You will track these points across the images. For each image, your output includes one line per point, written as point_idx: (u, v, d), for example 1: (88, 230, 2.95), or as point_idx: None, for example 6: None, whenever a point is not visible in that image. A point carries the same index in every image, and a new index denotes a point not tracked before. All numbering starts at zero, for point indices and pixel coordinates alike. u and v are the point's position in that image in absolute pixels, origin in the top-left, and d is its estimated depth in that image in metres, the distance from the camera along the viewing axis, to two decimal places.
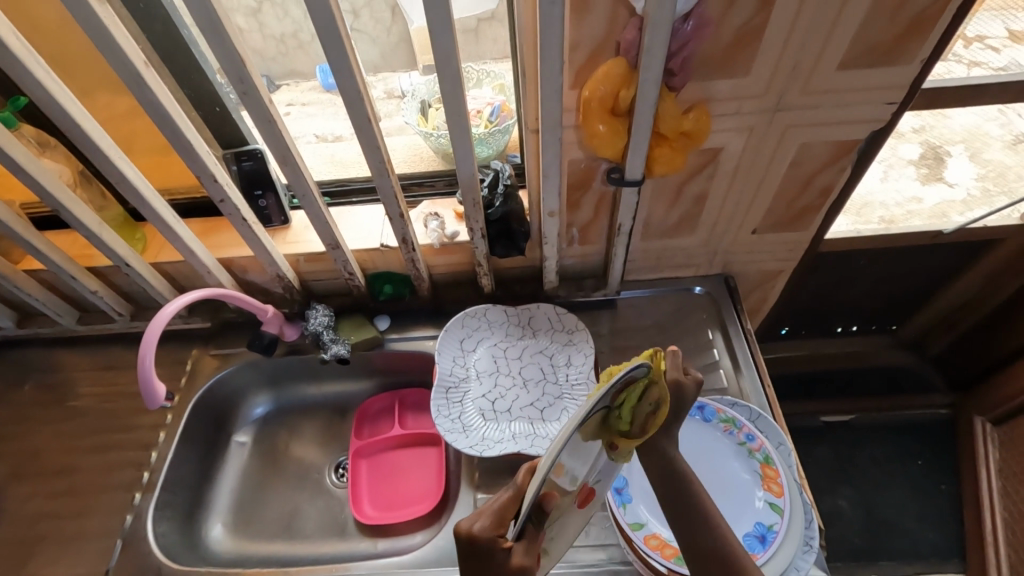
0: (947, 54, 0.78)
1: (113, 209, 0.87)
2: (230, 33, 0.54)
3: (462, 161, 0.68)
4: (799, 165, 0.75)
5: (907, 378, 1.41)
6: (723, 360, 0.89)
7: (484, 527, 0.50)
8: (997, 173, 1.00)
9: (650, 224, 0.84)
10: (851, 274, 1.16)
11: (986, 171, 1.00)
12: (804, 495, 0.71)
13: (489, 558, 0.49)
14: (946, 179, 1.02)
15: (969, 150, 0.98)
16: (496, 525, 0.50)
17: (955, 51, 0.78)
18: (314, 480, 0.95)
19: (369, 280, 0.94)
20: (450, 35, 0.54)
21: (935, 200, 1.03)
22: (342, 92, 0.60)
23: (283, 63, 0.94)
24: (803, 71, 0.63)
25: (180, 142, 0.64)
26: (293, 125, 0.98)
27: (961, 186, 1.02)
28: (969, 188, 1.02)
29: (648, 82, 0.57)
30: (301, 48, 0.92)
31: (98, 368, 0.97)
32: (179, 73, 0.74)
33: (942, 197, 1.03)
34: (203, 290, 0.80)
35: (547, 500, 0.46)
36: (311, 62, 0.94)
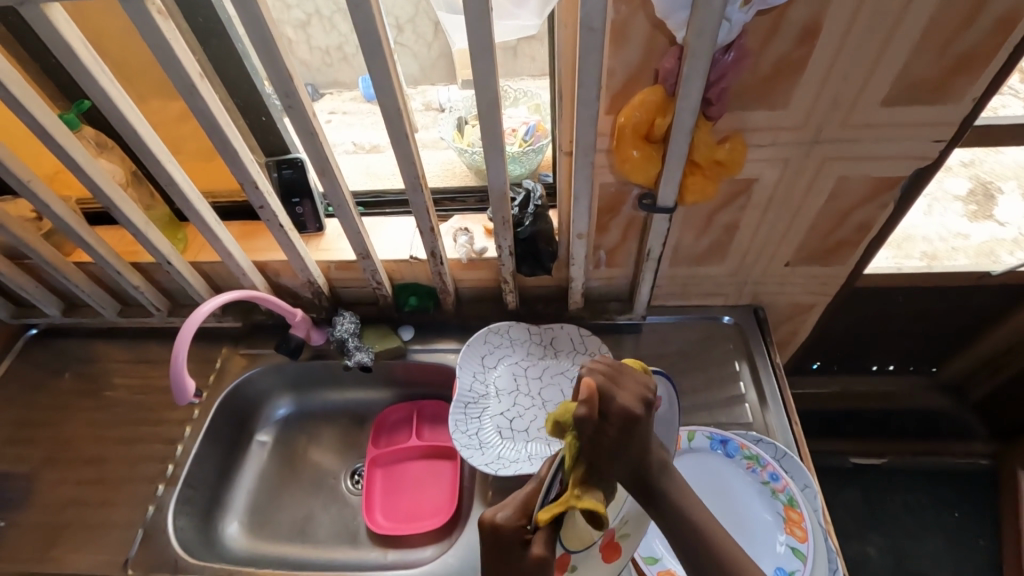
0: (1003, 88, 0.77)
1: (159, 209, 0.92)
2: (280, 51, 0.56)
3: (495, 179, 0.69)
4: (837, 199, 0.74)
5: (945, 423, 1.34)
6: (748, 394, 0.86)
7: (507, 517, 0.43)
8: None
9: (679, 250, 0.83)
10: (890, 311, 1.12)
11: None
12: (828, 540, 0.69)
13: (509, 550, 0.42)
14: (997, 218, 1.00)
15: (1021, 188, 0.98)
16: (520, 514, 0.44)
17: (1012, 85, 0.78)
18: (329, 486, 0.96)
19: (395, 291, 0.96)
20: (490, 59, 0.55)
21: (982, 237, 1.00)
22: (382, 109, 0.62)
23: (328, 74, 0.99)
24: (845, 106, 0.62)
25: (226, 150, 0.66)
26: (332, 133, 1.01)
27: (1013, 226, 0.99)
28: (1021, 228, 0.99)
29: (684, 111, 0.57)
30: (345, 60, 0.96)
31: (134, 361, 1.01)
32: (229, 84, 0.78)
33: (990, 235, 1.00)
34: (237, 292, 0.83)
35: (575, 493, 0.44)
36: (354, 74, 0.98)
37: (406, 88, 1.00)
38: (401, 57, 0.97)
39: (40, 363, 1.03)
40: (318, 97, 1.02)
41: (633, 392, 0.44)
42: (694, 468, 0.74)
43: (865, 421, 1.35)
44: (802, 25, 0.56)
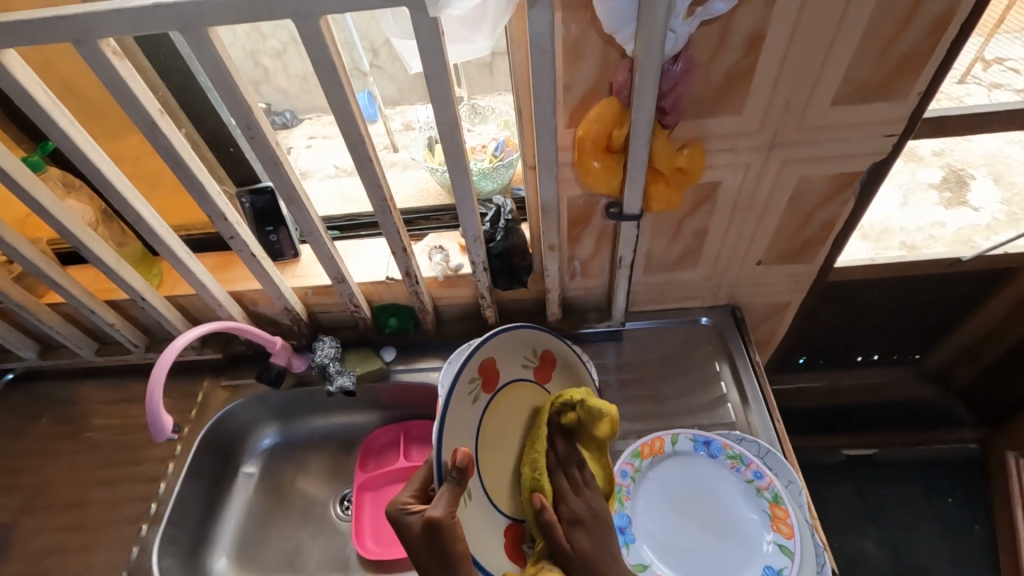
0: (966, 78, 0.78)
1: (132, 245, 0.92)
2: (239, 85, 0.57)
3: (462, 199, 0.70)
4: (799, 198, 0.75)
5: (932, 410, 1.36)
6: (730, 394, 0.87)
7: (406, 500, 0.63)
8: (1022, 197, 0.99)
9: (652, 257, 0.84)
10: (867, 303, 1.14)
11: (1010, 194, 0.99)
12: (815, 535, 0.69)
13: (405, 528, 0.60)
14: (969, 203, 1.01)
15: (993, 173, 0.96)
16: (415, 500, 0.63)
17: (974, 75, 0.78)
18: (317, 514, 0.95)
19: (374, 312, 0.95)
20: (445, 81, 0.56)
21: (958, 225, 1.02)
22: (345, 136, 0.62)
23: (306, 101, 0.99)
24: (797, 108, 0.64)
25: (192, 184, 0.67)
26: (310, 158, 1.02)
27: (987, 211, 1.01)
28: (993, 213, 1.00)
29: (640, 121, 0.58)
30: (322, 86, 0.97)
31: (113, 400, 1.00)
32: (196, 118, 0.78)
33: (965, 223, 1.02)
34: (214, 323, 0.82)
35: (459, 459, 0.58)
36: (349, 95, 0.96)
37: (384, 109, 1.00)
38: (377, 79, 0.96)
39: (17, 408, 1.01)
40: (297, 122, 1.03)
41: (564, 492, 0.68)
42: (679, 470, 0.75)
43: (853, 415, 1.37)
44: (747, 34, 0.57)
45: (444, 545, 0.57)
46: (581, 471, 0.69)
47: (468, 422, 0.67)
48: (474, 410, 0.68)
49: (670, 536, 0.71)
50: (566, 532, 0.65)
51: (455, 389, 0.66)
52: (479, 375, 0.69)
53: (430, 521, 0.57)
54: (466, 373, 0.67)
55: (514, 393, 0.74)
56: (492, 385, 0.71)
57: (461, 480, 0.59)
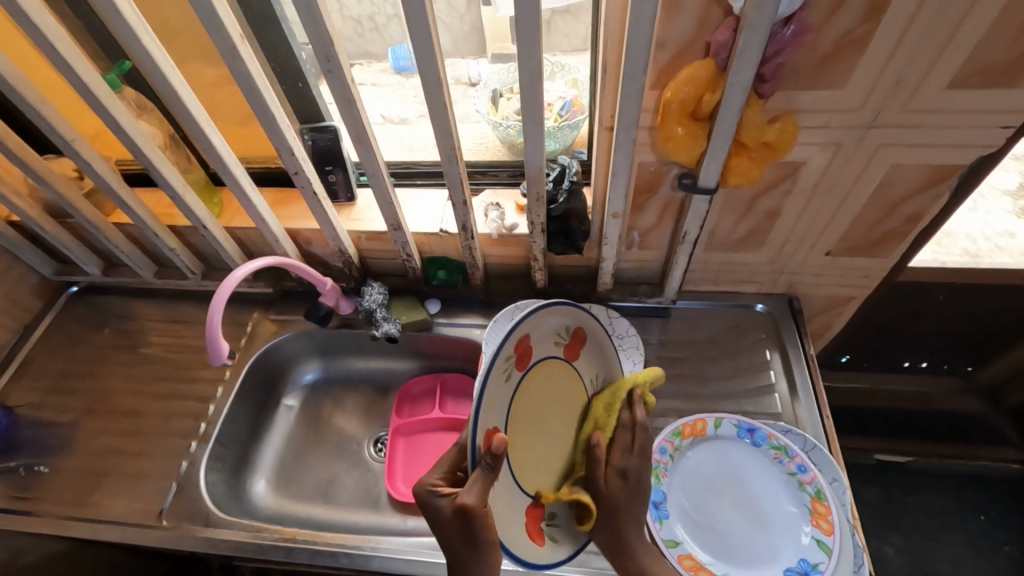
0: None
1: (195, 172, 0.92)
2: (322, 11, 0.55)
3: (531, 154, 0.67)
4: (887, 187, 0.70)
5: (976, 425, 1.32)
6: (779, 383, 0.84)
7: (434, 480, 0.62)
8: None
9: (715, 235, 0.81)
10: (929, 307, 1.09)
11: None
12: (855, 536, 0.67)
13: (436, 506, 0.60)
14: None
15: None
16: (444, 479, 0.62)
17: None
18: (352, 451, 0.99)
19: (424, 264, 0.96)
20: (535, 24, 0.53)
21: None
22: (422, 76, 0.60)
23: (358, 45, 0.95)
24: (906, 88, 0.59)
25: (264, 115, 0.66)
26: None
27: None
28: None
29: (736, 87, 0.55)
30: (376, 31, 0.93)
31: (169, 321, 1.04)
32: (268, 48, 0.77)
33: None
34: (271, 258, 0.84)
35: (496, 447, 0.54)
36: (385, 45, 0.95)
37: None
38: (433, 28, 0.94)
39: (81, 319, 1.06)
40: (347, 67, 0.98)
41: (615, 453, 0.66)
42: (720, 453, 0.74)
43: (890, 419, 1.35)
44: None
45: (476, 528, 0.57)
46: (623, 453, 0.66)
47: (504, 404, 0.61)
48: (508, 391, 0.61)
49: (703, 516, 0.70)
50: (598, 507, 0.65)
51: (493, 367, 0.58)
52: (514, 353, 0.61)
53: (462, 507, 0.56)
54: (504, 351, 0.59)
55: (556, 366, 0.68)
56: (526, 361, 0.64)
57: (494, 467, 0.56)
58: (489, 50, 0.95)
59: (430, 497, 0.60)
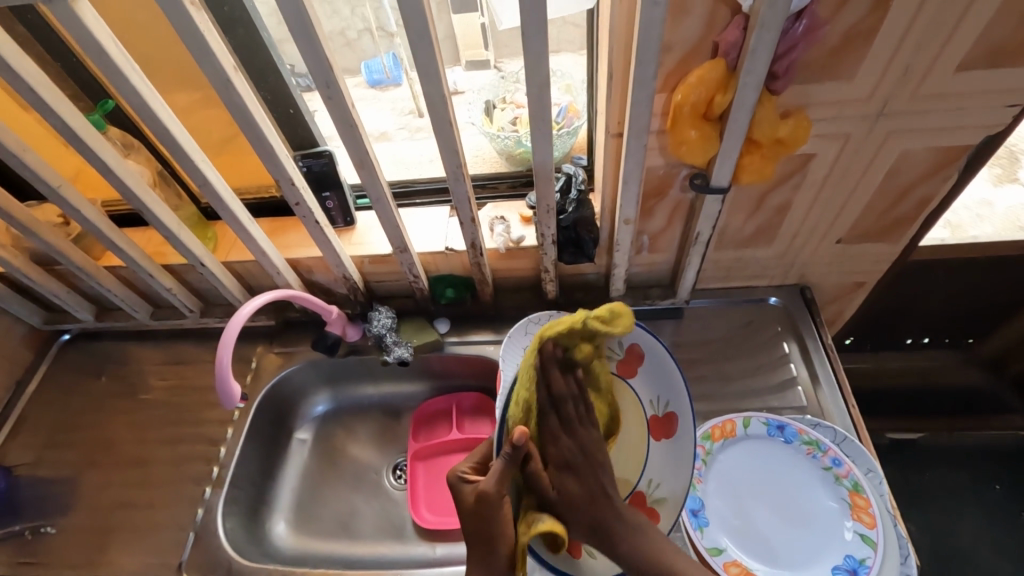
0: None
1: (187, 209, 0.89)
2: (320, 39, 0.53)
3: (540, 167, 0.66)
4: (897, 172, 0.70)
5: (981, 396, 1.34)
6: (800, 375, 0.84)
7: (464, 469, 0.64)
8: None
9: (726, 233, 0.80)
10: (931, 284, 1.10)
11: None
12: (898, 526, 0.66)
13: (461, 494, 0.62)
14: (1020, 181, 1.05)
15: None
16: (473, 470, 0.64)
17: None
18: (371, 481, 0.96)
19: (431, 283, 0.93)
20: (543, 37, 0.52)
21: (1006, 204, 1.02)
22: (426, 97, 0.58)
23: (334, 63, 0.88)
24: (915, 74, 0.58)
25: (262, 147, 0.64)
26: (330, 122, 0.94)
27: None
28: None
29: (749, 86, 0.54)
30: (349, 46, 0.87)
31: (169, 362, 1.00)
32: (257, 77, 0.74)
33: (1012, 202, 1.02)
34: (275, 292, 0.81)
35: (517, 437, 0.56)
36: (358, 60, 0.90)
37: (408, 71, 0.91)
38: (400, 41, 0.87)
39: (75, 367, 1.02)
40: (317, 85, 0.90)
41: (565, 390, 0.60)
42: (754, 454, 0.73)
43: (896, 397, 1.38)
44: None
45: (489, 517, 0.58)
46: (576, 405, 0.61)
47: None
48: None
49: (744, 521, 0.69)
50: (553, 479, 0.60)
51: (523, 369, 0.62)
52: None
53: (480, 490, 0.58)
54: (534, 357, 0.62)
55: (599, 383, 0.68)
56: None
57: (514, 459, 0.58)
58: (462, 58, 0.93)
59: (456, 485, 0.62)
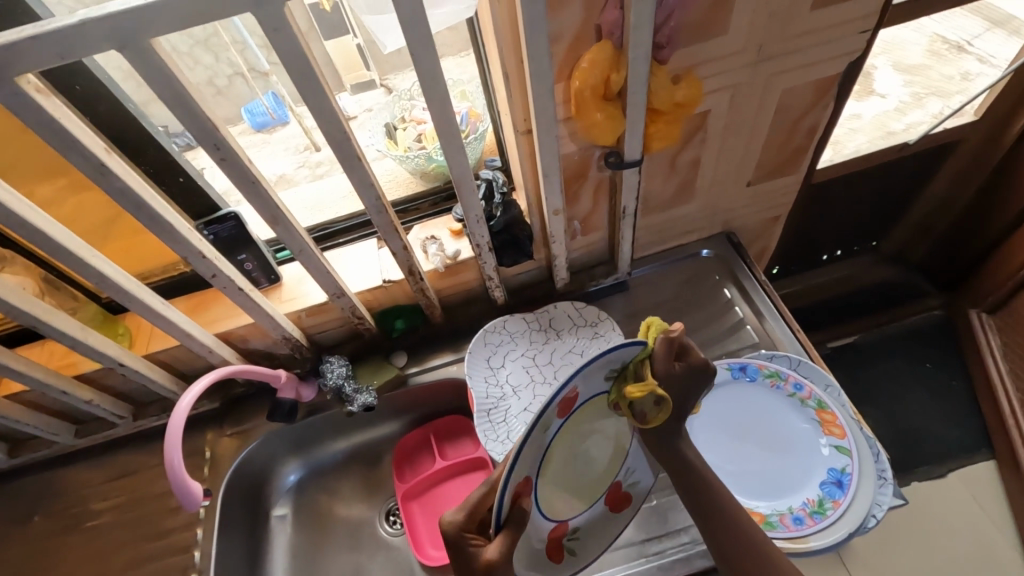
0: None
1: (87, 309, 0.81)
2: (197, 100, 0.49)
3: (459, 179, 0.65)
4: (784, 109, 0.75)
5: (899, 286, 1.50)
6: (746, 315, 0.89)
7: (455, 520, 0.52)
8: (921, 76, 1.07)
9: (650, 199, 0.83)
10: (833, 199, 1.20)
11: (913, 77, 1.08)
12: (865, 430, 0.71)
13: (458, 548, 0.52)
14: (878, 91, 1.08)
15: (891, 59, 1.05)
16: (465, 520, 0.53)
17: None
18: (367, 535, 0.92)
19: (378, 319, 0.90)
20: (433, 53, 0.50)
21: (872, 114, 1.10)
22: (327, 136, 0.55)
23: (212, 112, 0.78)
24: (780, 17, 0.62)
25: (160, 227, 0.59)
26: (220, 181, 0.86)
27: (893, 96, 1.08)
28: (899, 96, 1.09)
29: (639, 60, 0.55)
30: (224, 94, 0.78)
31: (110, 479, 0.91)
32: (134, 151, 0.68)
33: (877, 110, 1.10)
34: (212, 373, 0.74)
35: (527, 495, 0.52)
36: (236, 107, 0.81)
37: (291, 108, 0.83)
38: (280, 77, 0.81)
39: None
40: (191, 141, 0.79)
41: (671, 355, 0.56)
42: (726, 401, 0.76)
43: (831, 308, 1.48)
44: None
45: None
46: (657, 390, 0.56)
47: (541, 451, 0.53)
48: (546, 439, 0.53)
49: (734, 466, 0.72)
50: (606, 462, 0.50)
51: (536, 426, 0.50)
52: (557, 405, 0.52)
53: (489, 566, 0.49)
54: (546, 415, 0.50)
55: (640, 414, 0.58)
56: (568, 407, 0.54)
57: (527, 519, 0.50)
58: (346, 84, 0.87)
59: (450, 535, 0.52)
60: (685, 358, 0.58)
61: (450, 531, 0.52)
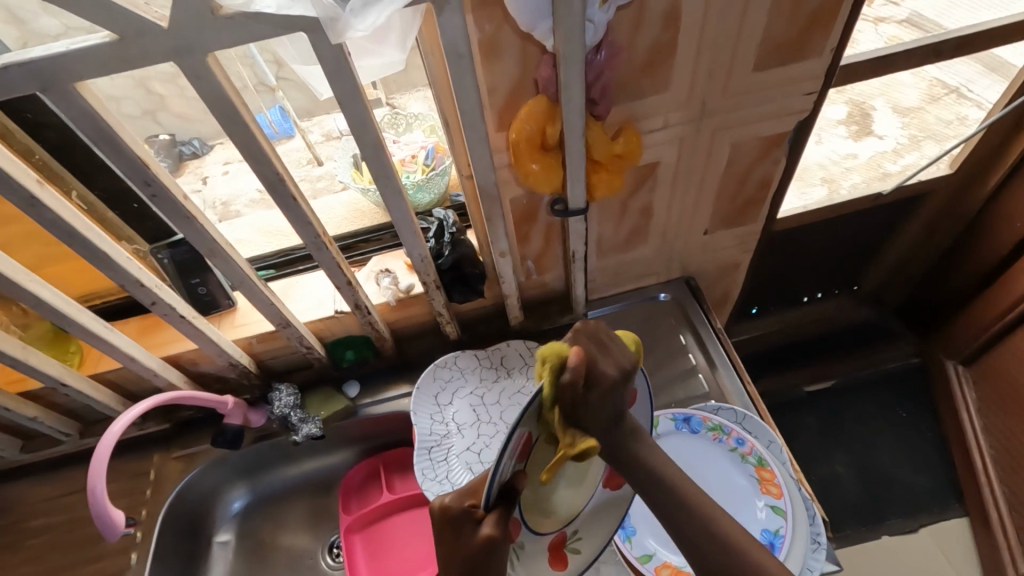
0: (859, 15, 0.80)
1: (39, 326, 0.81)
2: (125, 139, 0.50)
3: (399, 220, 0.65)
4: (734, 163, 0.76)
5: (875, 330, 1.46)
6: (699, 362, 0.88)
7: (453, 500, 0.46)
8: (919, 120, 1.02)
9: (603, 242, 0.83)
10: (805, 245, 1.19)
11: (909, 118, 1.02)
12: (801, 489, 0.71)
13: (457, 530, 0.45)
14: (876, 132, 1.03)
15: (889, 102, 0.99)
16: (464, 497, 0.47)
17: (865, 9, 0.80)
18: (308, 566, 0.91)
19: (329, 348, 0.90)
20: (361, 103, 0.51)
21: (869, 154, 1.06)
22: (260, 176, 0.56)
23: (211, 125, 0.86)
24: (720, 77, 0.63)
25: (95, 255, 0.59)
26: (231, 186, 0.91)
27: (890, 137, 1.04)
28: (897, 138, 1.05)
29: (572, 115, 0.56)
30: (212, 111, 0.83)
31: (52, 497, 0.90)
32: (85, 176, 0.69)
33: (875, 151, 1.05)
34: (153, 398, 0.76)
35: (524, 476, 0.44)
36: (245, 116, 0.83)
37: (299, 122, 0.89)
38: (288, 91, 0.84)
39: None
40: (209, 148, 0.89)
41: (612, 365, 0.47)
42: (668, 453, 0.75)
43: (808, 350, 1.46)
44: (661, 12, 0.56)
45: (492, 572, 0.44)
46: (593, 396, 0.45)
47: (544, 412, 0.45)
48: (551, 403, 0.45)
49: None
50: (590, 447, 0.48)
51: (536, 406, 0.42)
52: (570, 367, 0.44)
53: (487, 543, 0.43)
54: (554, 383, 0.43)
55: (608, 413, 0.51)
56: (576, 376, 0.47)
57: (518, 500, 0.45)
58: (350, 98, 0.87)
59: (449, 520, 0.45)
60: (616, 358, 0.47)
61: (451, 516, 0.45)
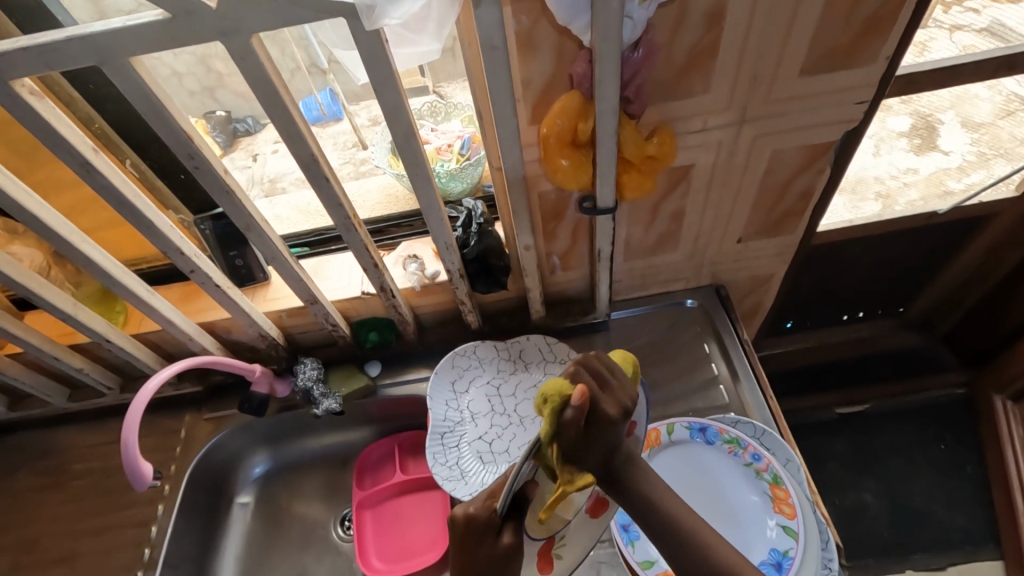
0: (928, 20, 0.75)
1: (89, 285, 0.87)
2: (172, 113, 0.52)
3: (427, 207, 0.66)
4: (773, 172, 0.73)
5: (918, 357, 1.38)
6: (721, 372, 0.86)
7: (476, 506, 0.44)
8: (991, 137, 0.96)
9: (631, 244, 0.82)
10: (847, 261, 1.14)
11: (980, 134, 0.96)
12: (816, 513, 0.68)
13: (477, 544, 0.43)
14: (940, 148, 0.99)
15: (959, 116, 0.95)
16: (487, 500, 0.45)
17: (935, 18, 0.75)
18: (319, 537, 0.94)
19: (354, 329, 0.92)
20: (396, 89, 0.53)
21: (930, 169, 1.00)
22: (297, 157, 0.58)
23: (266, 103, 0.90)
24: (764, 83, 0.61)
25: (141, 222, 0.63)
26: (280, 162, 0.95)
27: (956, 153, 0.99)
28: (964, 154, 0.99)
29: (605, 114, 0.55)
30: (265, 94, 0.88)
31: (93, 445, 0.96)
32: (137, 147, 0.73)
33: (938, 166, 1.00)
34: (189, 359, 0.80)
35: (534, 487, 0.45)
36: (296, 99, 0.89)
37: (348, 105, 0.93)
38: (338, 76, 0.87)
39: None
40: (261, 127, 0.95)
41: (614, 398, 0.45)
42: (680, 460, 0.74)
43: (845, 371, 1.39)
44: (704, 12, 0.54)
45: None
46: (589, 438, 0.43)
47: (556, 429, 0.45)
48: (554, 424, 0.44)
49: None
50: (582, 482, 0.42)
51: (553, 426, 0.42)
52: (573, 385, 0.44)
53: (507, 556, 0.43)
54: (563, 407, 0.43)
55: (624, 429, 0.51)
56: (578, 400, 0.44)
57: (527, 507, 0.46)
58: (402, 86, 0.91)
59: (470, 527, 0.44)
60: (620, 398, 0.46)
61: (474, 523, 0.43)
